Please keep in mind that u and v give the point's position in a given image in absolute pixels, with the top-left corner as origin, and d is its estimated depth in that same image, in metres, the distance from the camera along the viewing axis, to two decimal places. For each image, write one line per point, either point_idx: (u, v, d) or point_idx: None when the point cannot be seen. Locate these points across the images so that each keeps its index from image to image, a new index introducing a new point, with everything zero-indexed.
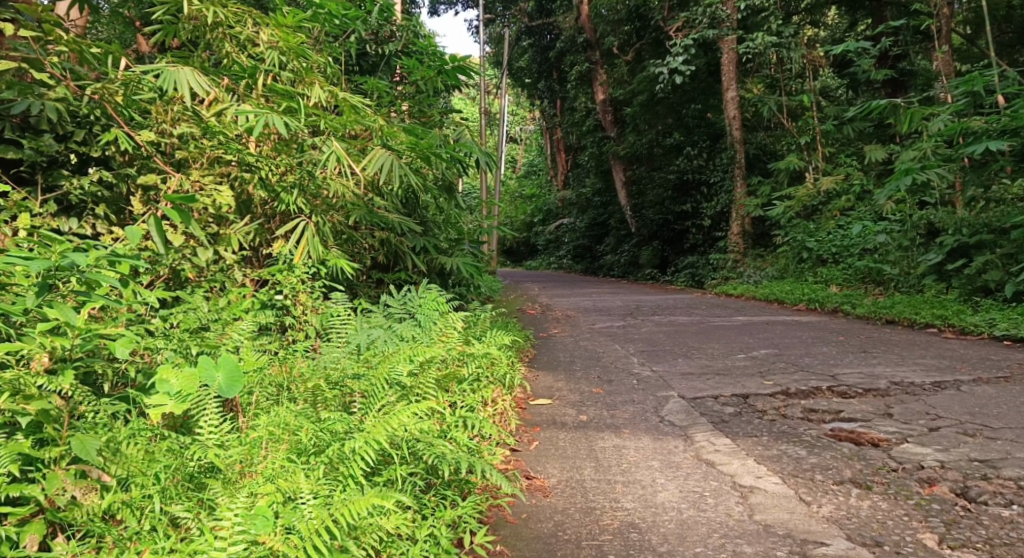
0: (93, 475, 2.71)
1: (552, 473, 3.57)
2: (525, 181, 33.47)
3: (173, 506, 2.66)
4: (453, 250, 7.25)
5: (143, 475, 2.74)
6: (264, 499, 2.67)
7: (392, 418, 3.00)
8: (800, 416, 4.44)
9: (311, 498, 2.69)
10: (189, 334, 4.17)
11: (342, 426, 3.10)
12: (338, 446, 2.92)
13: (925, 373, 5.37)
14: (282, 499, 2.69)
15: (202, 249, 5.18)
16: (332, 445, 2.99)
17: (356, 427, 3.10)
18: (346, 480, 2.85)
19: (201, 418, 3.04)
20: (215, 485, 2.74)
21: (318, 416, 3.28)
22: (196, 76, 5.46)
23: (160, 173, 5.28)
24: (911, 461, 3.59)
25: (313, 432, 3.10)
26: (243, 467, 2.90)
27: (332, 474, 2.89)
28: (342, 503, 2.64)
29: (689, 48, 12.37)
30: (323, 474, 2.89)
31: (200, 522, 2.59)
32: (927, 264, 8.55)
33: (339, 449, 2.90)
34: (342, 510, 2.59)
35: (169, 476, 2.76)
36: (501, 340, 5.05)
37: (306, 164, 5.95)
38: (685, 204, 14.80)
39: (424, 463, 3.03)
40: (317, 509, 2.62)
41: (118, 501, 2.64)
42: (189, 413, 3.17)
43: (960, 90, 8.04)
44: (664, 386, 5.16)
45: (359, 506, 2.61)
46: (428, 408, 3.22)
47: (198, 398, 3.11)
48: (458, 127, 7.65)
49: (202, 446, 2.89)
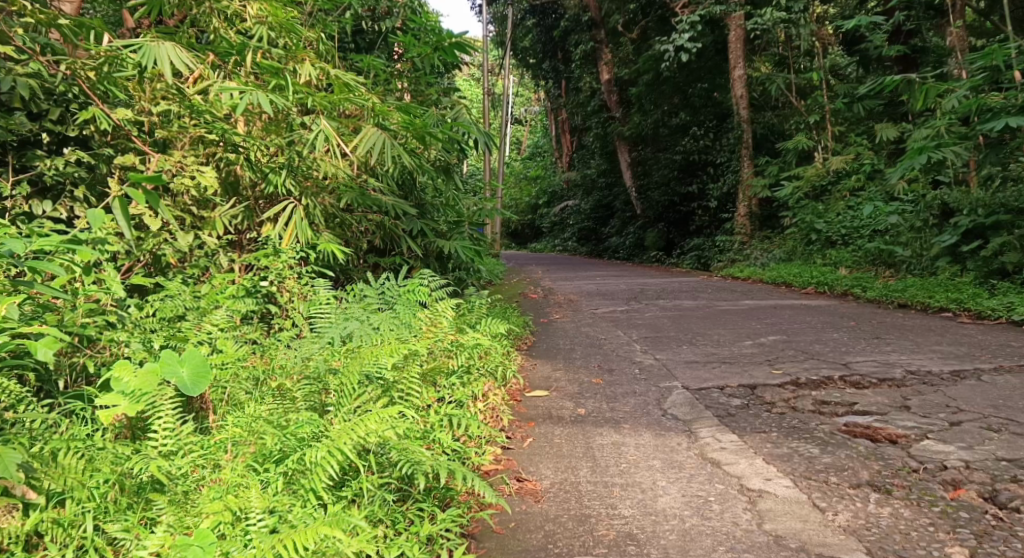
0: (16, 492, 2.43)
1: (546, 475, 3.32)
2: (530, 162, 33.11)
3: (111, 525, 2.47)
4: (452, 234, 6.97)
5: (81, 489, 2.51)
6: (210, 520, 2.46)
7: (360, 423, 2.74)
8: (811, 410, 4.18)
9: (262, 520, 2.47)
10: (165, 326, 3.95)
11: (311, 428, 2.86)
12: (300, 456, 2.67)
13: (942, 361, 5.09)
14: (230, 519, 2.48)
15: (182, 234, 4.92)
16: (297, 451, 2.75)
17: (325, 431, 2.84)
18: (307, 495, 2.61)
19: (156, 420, 2.83)
20: (159, 501, 2.52)
21: (288, 415, 3.03)
22: (178, 51, 5.04)
23: (140, 153, 5.02)
24: (933, 461, 3.32)
25: (279, 436, 2.85)
26: (193, 480, 2.67)
27: (292, 488, 2.65)
28: (292, 529, 2.39)
29: (695, 25, 11.96)
30: (282, 487, 2.65)
31: (136, 545, 2.40)
32: (940, 245, 8.20)
33: (300, 460, 2.65)
34: (285, 540, 2.34)
35: (111, 490, 2.57)
36: (496, 328, 4.80)
37: (295, 143, 5.52)
38: (691, 185, 14.50)
39: (396, 474, 2.78)
40: (263, 536, 2.40)
41: (48, 520, 2.43)
42: (144, 415, 2.93)
43: (979, 64, 7.63)
44: (668, 376, 4.89)
45: (306, 536, 2.35)
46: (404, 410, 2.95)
47: (155, 397, 2.87)
48: (456, 107, 7.33)
49: (145, 457, 2.66)
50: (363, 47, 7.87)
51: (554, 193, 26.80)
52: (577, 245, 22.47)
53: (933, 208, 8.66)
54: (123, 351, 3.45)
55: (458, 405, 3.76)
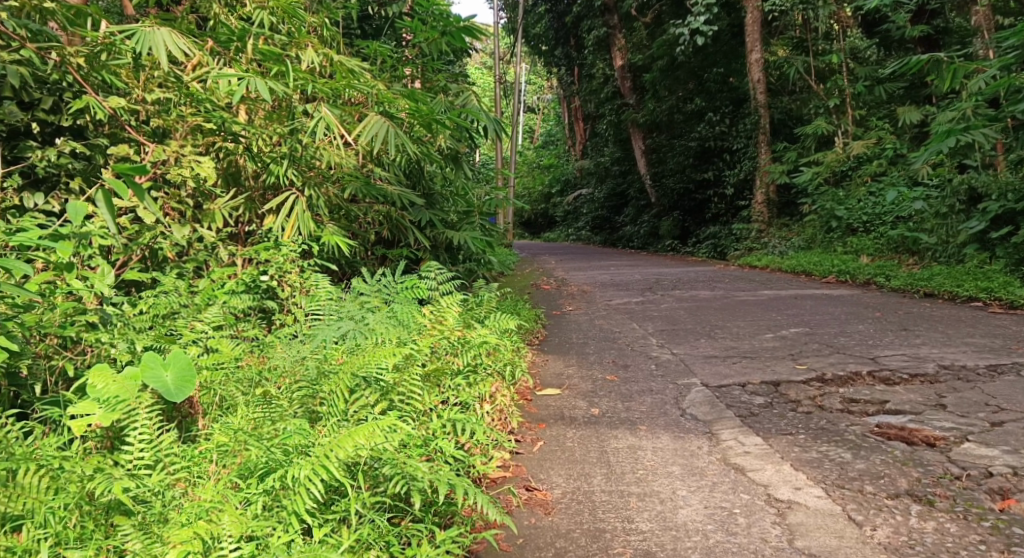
0: None
1: (557, 482, 3.10)
2: (543, 151, 32.79)
3: (70, 551, 2.29)
4: (462, 223, 6.69)
5: (41, 511, 2.35)
6: (177, 551, 2.27)
7: (348, 436, 2.56)
8: (839, 408, 3.92)
9: (236, 546, 2.30)
10: (158, 325, 3.73)
11: (299, 439, 2.68)
12: (283, 474, 2.50)
13: (977, 355, 4.80)
14: (202, 546, 2.31)
15: (177, 227, 4.67)
16: (282, 467, 2.57)
17: (313, 442, 2.66)
18: (289, 518, 2.44)
19: (132, 429, 2.68)
20: (125, 525, 2.35)
21: (278, 422, 2.85)
22: (175, 37, 4.72)
23: (133, 143, 4.76)
24: (977, 467, 3.06)
25: (264, 448, 2.67)
26: (169, 498, 2.50)
27: (274, 510, 2.48)
28: None
29: (710, 7, 11.69)
30: (263, 508, 2.49)
31: None
32: (968, 232, 7.88)
33: (281, 479, 2.48)
34: None
35: (74, 513, 2.39)
36: (505, 324, 4.58)
37: (297, 132, 5.30)
38: (707, 172, 14.16)
39: (391, 492, 2.59)
40: None
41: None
42: (119, 423, 2.74)
43: (1011, 41, 7.16)
44: (686, 373, 4.64)
45: None
46: (398, 421, 2.74)
47: (133, 405, 2.72)
48: (465, 93, 6.85)
49: (110, 478, 2.49)
50: (370, 33, 7.80)
51: (567, 182, 26.46)
52: (591, 234, 22.17)
53: (960, 194, 8.30)
54: (109, 351, 3.25)
55: (462, 407, 3.57)
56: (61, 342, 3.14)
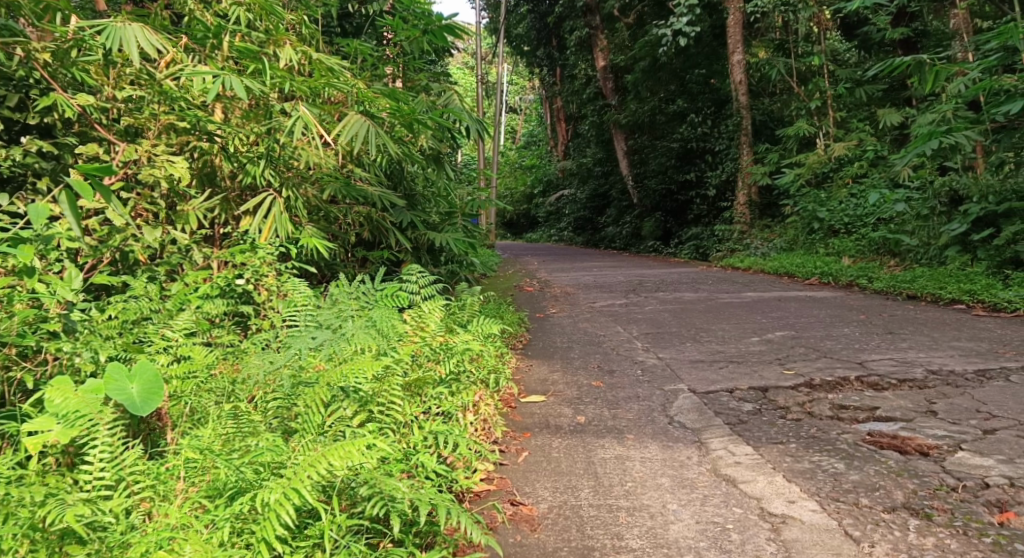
0: None
1: (543, 496, 3.01)
2: (526, 151, 32.70)
3: None
4: (444, 225, 6.57)
5: None
6: None
7: (322, 456, 2.47)
8: (829, 415, 3.84)
9: None
10: (128, 331, 3.56)
11: (271, 459, 2.59)
12: (252, 499, 2.41)
13: (965, 360, 4.74)
14: None
15: (148, 228, 4.46)
16: (252, 490, 2.49)
17: (284, 464, 2.56)
18: (258, 546, 2.35)
19: (89, 448, 2.57)
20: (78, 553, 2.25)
21: (249, 442, 2.75)
22: (146, 32, 4.57)
23: (103, 142, 4.58)
24: (973, 478, 2.99)
25: (233, 468, 2.57)
26: (129, 525, 2.40)
27: (243, 535, 2.40)
28: None
29: (694, 8, 11.63)
30: (230, 535, 2.39)
31: None
32: (950, 234, 7.85)
33: (251, 502, 2.40)
34: None
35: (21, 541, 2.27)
36: (488, 329, 4.46)
37: (274, 131, 5.10)
38: (689, 173, 14.11)
39: (369, 515, 2.49)
40: None
41: None
42: (77, 440, 2.63)
43: (993, 44, 7.12)
44: (672, 379, 4.54)
45: None
46: (375, 440, 2.63)
47: (92, 422, 2.61)
48: (447, 93, 6.82)
49: (63, 503, 2.37)
50: (350, 31, 7.67)
51: (548, 182, 26.39)
52: (574, 235, 22.11)
53: (942, 196, 8.28)
54: (73, 361, 3.12)
55: (445, 417, 3.46)
56: (20, 350, 3.04)
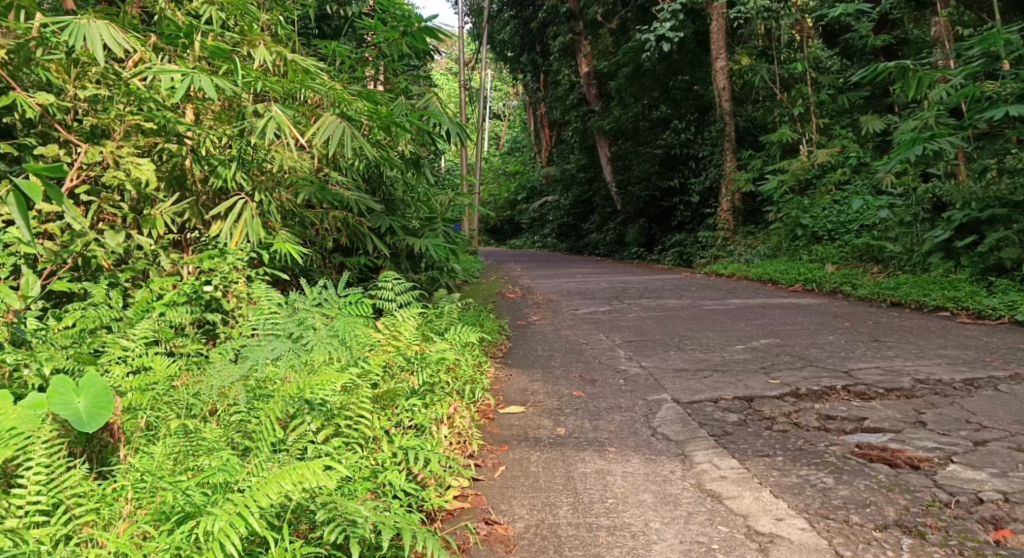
0: None
1: (520, 514, 2.87)
2: (509, 157, 32.63)
3: None
4: (424, 231, 6.44)
5: None
6: None
7: (274, 480, 2.33)
8: (815, 426, 3.73)
9: None
10: (87, 340, 3.43)
11: (221, 481, 2.47)
12: (196, 527, 2.27)
13: (953, 368, 4.64)
14: None
15: (112, 234, 4.21)
16: (199, 515, 2.35)
17: (236, 489, 2.42)
18: None
19: (24, 468, 2.44)
20: None
21: (200, 465, 2.61)
22: (113, 31, 4.34)
23: (65, 144, 4.39)
24: (966, 492, 2.88)
25: (181, 492, 2.44)
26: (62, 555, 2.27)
27: None
28: None
29: (676, 13, 11.52)
30: None
31: None
32: (933, 240, 7.77)
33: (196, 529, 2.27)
34: None
35: None
36: (466, 337, 4.30)
37: (246, 133, 4.93)
38: (673, 179, 14.05)
39: (327, 542, 2.34)
40: None
41: None
42: (12, 459, 2.50)
43: (976, 49, 7.05)
44: (656, 388, 4.41)
45: None
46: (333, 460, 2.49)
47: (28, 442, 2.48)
48: (427, 95, 6.67)
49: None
50: (329, 34, 7.53)
51: (533, 188, 26.30)
52: (557, 242, 21.98)
53: (925, 202, 8.28)
54: (20, 373, 3.03)
55: (418, 430, 3.32)
56: None
